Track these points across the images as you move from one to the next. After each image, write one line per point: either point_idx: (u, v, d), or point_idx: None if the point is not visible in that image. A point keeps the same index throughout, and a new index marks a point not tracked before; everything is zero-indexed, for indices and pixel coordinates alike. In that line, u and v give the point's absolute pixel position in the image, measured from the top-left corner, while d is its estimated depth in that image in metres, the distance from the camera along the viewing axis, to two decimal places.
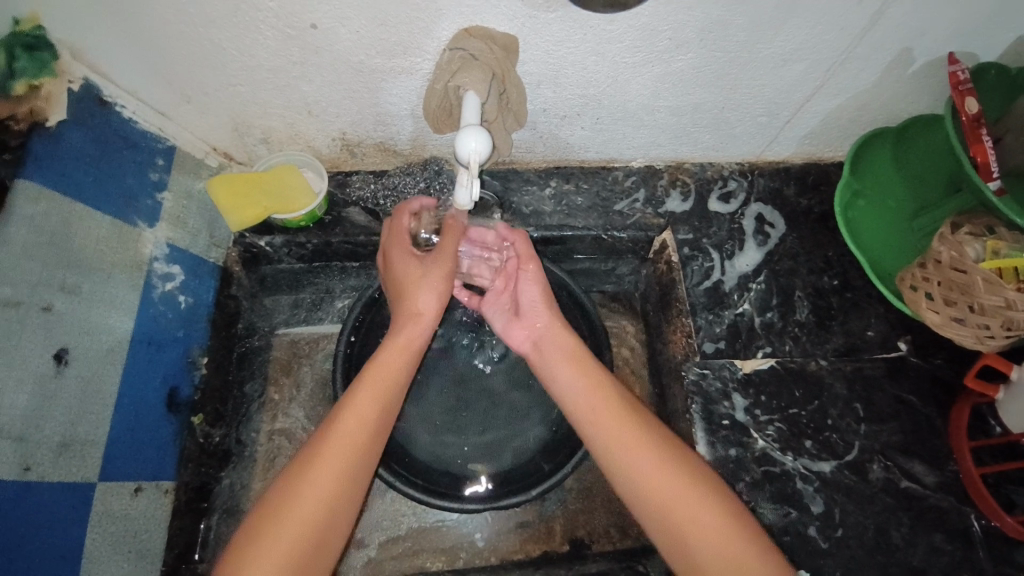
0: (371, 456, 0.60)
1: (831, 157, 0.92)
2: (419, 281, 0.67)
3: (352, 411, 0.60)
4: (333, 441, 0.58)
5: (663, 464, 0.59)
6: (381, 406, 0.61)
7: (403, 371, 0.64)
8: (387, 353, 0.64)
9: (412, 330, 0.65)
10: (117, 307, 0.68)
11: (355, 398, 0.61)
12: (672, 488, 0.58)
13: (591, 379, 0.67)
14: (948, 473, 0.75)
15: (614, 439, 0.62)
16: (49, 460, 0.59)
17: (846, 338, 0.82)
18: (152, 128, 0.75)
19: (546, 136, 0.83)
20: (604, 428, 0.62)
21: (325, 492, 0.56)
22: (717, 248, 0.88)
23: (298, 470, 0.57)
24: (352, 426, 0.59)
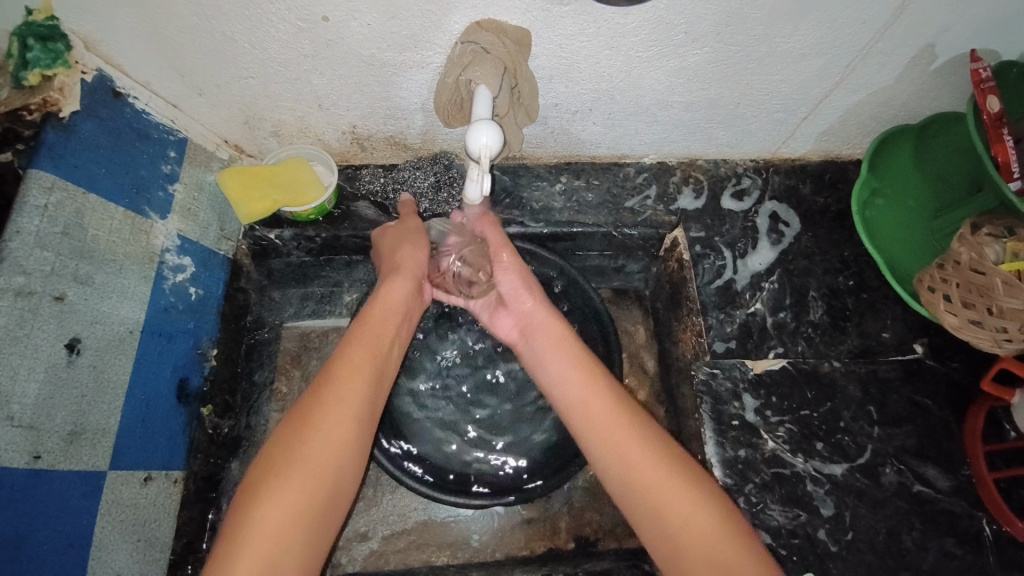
0: (364, 423, 0.59)
1: (848, 155, 0.90)
2: (399, 247, 0.74)
3: (350, 365, 0.61)
4: (334, 392, 0.58)
5: (659, 462, 0.59)
6: (375, 361, 0.63)
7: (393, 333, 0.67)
8: (376, 315, 0.67)
9: (399, 286, 0.70)
10: (129, 298, 0.68)
11: (351, 353, 0.62)
12: (664, 473, 0.58)
13: (577, 367, 0.68)
14: (961, 477, 0.74)
15: (599, 436, 0.62)
16: (60, 448, 0.59)
17: (861, 340, 0.81)
18: (165, 120, 0.75)
19: (557, 130, 0.83)
20: (594, 417, 0.63)
21: (333, 438, 0.56)
22: (729, 247, 0.86)
23: (299, 420, 0.56)
24: (349, 381, 0.60)
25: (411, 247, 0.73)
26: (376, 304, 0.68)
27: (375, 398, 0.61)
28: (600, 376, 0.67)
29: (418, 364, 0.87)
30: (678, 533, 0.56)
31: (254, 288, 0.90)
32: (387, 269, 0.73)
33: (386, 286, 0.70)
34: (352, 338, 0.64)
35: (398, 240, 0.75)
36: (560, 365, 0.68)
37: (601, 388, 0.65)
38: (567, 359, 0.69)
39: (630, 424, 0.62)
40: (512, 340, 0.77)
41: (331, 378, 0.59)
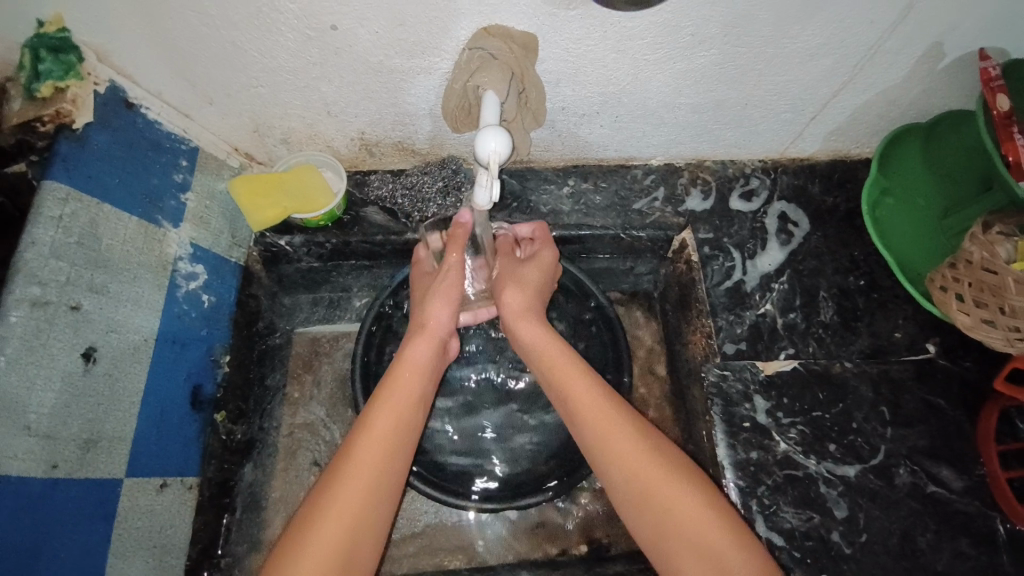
0: (387, 495, 0.59)
1: (857, 154, 0.90)
2: (431, 297, 0.71)
3: (372, 430, 0.61)
4: (353, 471, 0.58)
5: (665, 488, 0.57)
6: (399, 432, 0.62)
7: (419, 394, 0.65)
8: (404, 378, 0.65)
9: (424, 347, 0.68)
10: (143, 307, 0.69)
11: (373, 424, 0.61)
12: (694, 522, 0.56)
13: (562, 375, 0.66)
14: (975, 477, 0.73)
15: (593, 446, 0.61)
16: (76, 456, 0.60)
17: (872, 340, 0.80)
18: (177, 129, 0.76)
19: (565, 134, 0.83)
20: (583, 421, 0.62)
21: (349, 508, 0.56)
22: (738, 248, 0.86)
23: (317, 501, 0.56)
24: (371, 449, 0.59)
25: (439, 304, 0.70)
26: (400, 365, 0.66)
27: (397, 466, 0.60)
28: (592, 383, 0.64)
29: None
30: None
31: (265, 293, 0.91)
32: (416, 323, 0.71)
33: (413, 344, 0.68)
34: (374, 404, 0.63)
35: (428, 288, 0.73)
36: (546, 369, 0.67)
37: (602, 400, 0.63)
38: (550, 366, 0.67)
39: (670, 469, 0.59)
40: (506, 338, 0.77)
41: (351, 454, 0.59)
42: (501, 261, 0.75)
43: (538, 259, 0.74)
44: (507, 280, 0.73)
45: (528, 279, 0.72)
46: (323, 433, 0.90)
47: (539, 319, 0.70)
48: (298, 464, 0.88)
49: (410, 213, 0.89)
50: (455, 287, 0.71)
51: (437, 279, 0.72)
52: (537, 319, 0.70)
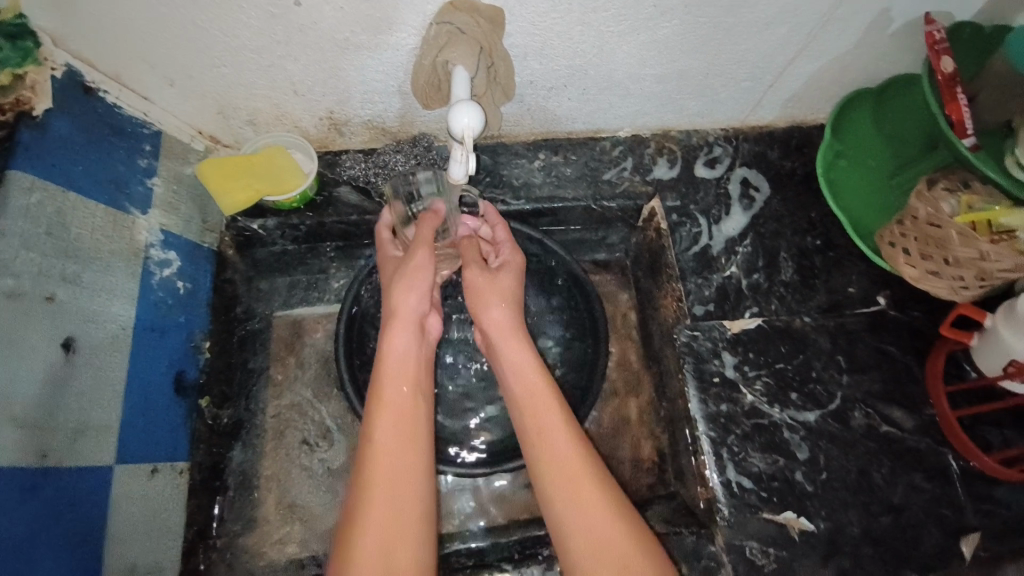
0: (415, 480, 0.61)
1: (813, 120, 0.94)
2: (404, 283, 0.72)
3: (397, 421, 0.64)
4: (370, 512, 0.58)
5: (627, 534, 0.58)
6: (403, 455, 0.62)
7: (411, 410, 0.65)
8: (390, 401, 0.65)
9: (400, 338, 0.70)
10: (119, 295, 0.68)
11: (375, 458, 0.61)
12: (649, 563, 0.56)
13: (532, 402, 0.67)
14: (925, 416, 0.79)
15: (557, 475, 0.62)
16: (64, 445, 0.60)
17: (829, 296, 0.86)
18: (137, 113, 0.74)
19: (533, 107, 0.84)
20: (547, 453, 0.63)
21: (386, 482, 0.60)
22: (704, 214, 0.90)
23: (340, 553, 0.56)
24: (394, 436, 0.62)
25: (405, 290, 0.72)
26: (382, 387, 0.66)
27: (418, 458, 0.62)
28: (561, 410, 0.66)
29: None
30: None
31: (241, 278, 0.90)
32: (385, 313, 0.72)
33: (406, 339, 0.70)
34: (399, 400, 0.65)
35: (398, 271, 0.74)
36: (522, 393, 0.69)
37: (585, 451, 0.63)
38: (525, 388, 0.69)
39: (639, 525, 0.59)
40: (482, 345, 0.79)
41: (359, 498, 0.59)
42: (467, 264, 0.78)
43: (508, 263, 0.78)
44: (480, 283, 0.75)
45: (497, 284, 0.76)
46: (311, 413, 0.90)
47: (520, 337, 0.72)
48: (285, 444, 0.88)
49: (384, 192, 0.89)
50: (425, 278, 0.73)
51: (406, 263, 0.73)
52: (521, 339, 0.72)
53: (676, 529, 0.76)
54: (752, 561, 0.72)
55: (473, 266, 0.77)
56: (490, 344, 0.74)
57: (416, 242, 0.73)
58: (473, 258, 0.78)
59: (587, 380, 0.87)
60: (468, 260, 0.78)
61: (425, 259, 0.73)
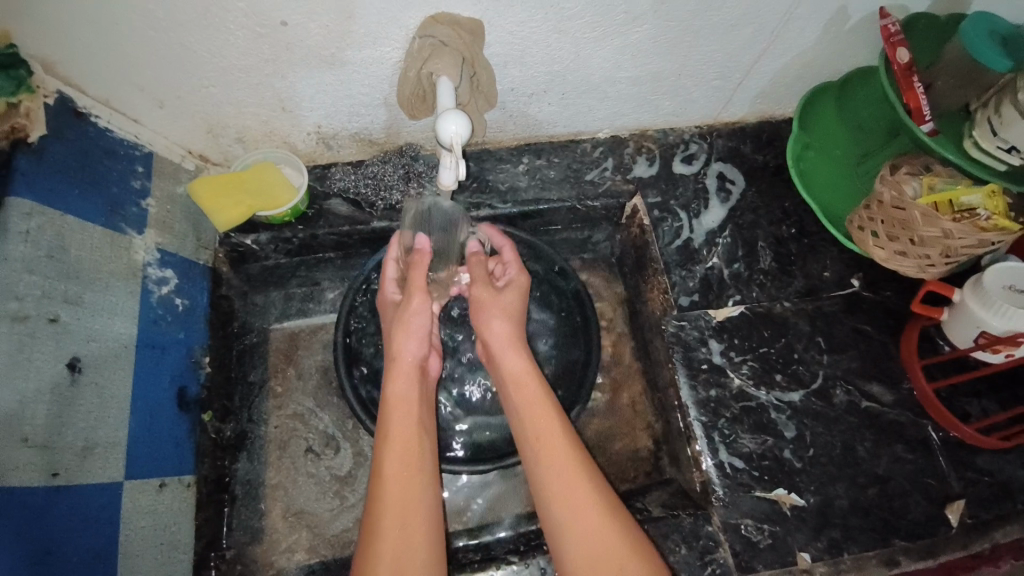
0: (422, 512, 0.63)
1: (781, 115, 0.98)
2: (400, 327, 0.74)
3: (399, 452, 0.66)
4: (386, 549, 0.59)
5: (628, 544, 0.60)
6: (411, 487, 0.64)
7: (417, 444, 0.67)
8: (396, 438, 0.67)
9: (400, 377, 0.72)
10: (119, 313, 0.70)
11: (385, 495, 0.63)
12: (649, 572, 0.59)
13: (531, 411, 0.70)
14: (904, 390, 0.83)
15: (557, 479, 0.64)
16: (75, 463, 0.61)
17: (806, 281, 0.90)
18: (128, 135, 0.75)
19: (515, 113, 0.87)
20: (548, 462, 0.66)
21: (394, 516, 0.62)
22: (684, 209, 0.94)
23: None
24: (398, 468, 0.65)
25: (403, 333, 0.74)
26: (387, 425, 0.68)
27: (421, 488, 0.64)
28: (559, 418, 0.69)
29: None
30: None
31: (236, 294, 0.92)
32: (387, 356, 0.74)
33: (402, 374, 0.72)
34: (401, 432, 0.68)
35: (395, 315, 0.76)
36: (521, 405, 0.70)
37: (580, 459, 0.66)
38: (523, 395, 0.71)
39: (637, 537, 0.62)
40: (483, 354, 0.81)
41: (372, 538, 0.60)
42: (478, 287, 0.80)
43: (515, 283, 0.80)
44: (491, 302, 0.78)
45: (509, 299, 0.78)
46: (313, 421, 0.91)
47: (520, 348, 0.75)
48: (288, 455, 0.89)
49: (375, 202, 0.91)
50: (421, 321, 0.74)
51: (403, 308, 0.75)
52: (521, 347, 0.75)
53: (674, 512, 0.78)
54: (748, 538, 0.75)
55: (484, 287, 0.79)
56: (492, 354, 0.76)
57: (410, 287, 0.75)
58: (484, 279, 0.80)
59: (582, 375, 0.90)
60: (478, 281, 0.80)
61: (422, 305, 0.75)
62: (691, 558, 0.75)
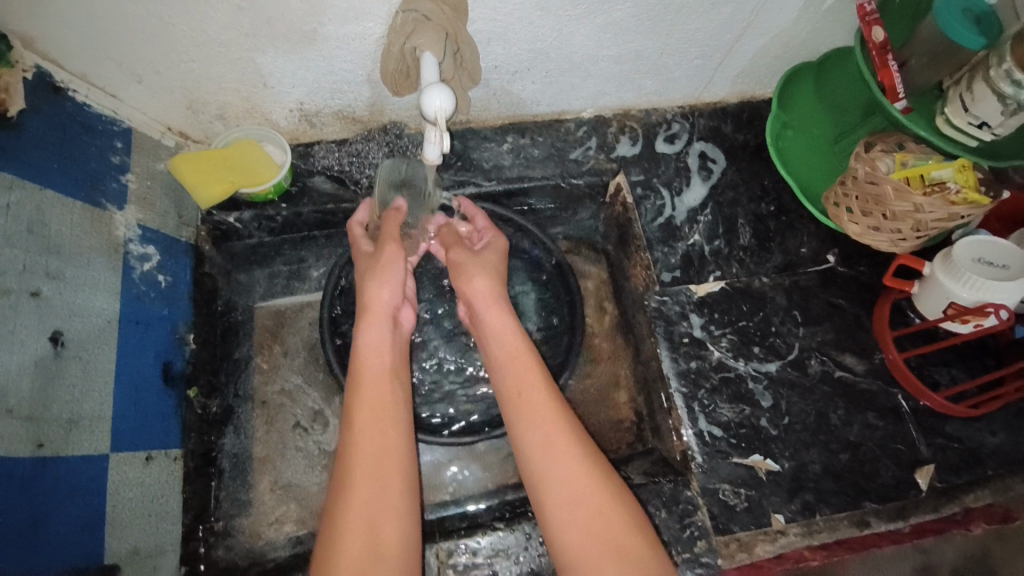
0: (396, 454, 0.63)
1: (761, 95, 1.00)
2: (374, 277, 0.75)
3: (372, 399, 0.67)
4: (358, 494, 0.59)
5: (600, 483, 0.62)
6: (384, 431, 0.64)
7: (391, 392, 0.68)
8: (371, 386, 0.67)
9: (375, 329, 0.72)
10: (101, 289, 0.69)
11: (357, 439, 0.63)
12: (619, 509, 0.61)
13: (512, 365, 0.71)
14: (876, 361, 0.86)
15: (535, 425, 0.66)
16: (61, 436, 0.61)
17: (783, 256, 0.92)
18: (106, 111, 0.74)
19: (499, 91, 0.88)
20: (527, 411, 0.67)
21: (367, 457, 0.62)
22: (666, 186, 0.95)
23: (331, 528, 0.58)
24: (371, 414, 0.65)
25: (377, 284, 0.74)
26: (360, 375, 0.69)
27: (395, 432, 0.65)
28: (538, 370, 0.71)
29: None
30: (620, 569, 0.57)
31: (220, 272, 0.91)
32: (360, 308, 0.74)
33: (374, 326, 0.72)
34: (374, 381, 0.68)
35: (370, 268, 0.76)
36: (503, 357, 0.72)
37: (556, 406, 0.68)
38: (505, 349, 0.73)
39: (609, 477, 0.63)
40: (466, 316, 0.83)
41: (343, 481, 0.61)
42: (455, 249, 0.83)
43: (494, 246, 0.83)
44: (470, 259, 0.81)
45: (490, 258, 0.81)
46: (302, 399, 0.92)
47: (503, 305, 0.77)
48: (275, 423, 0.90)
49: (359, 179, 0.91)
50: (396, 271, 0.75)
51: (378, 258, 0.76)
52: (502, 304, 0.77)
53: (655, 479, 0.81)
54: (726, 501, 0.78)
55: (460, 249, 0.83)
56: (474, 311, 0.78)
57: (385, 239, 0.77)
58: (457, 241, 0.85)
59: (566, 349, 0.91)
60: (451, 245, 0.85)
61: (393, 254, 0.76)
62: (670, 522, 0.77)
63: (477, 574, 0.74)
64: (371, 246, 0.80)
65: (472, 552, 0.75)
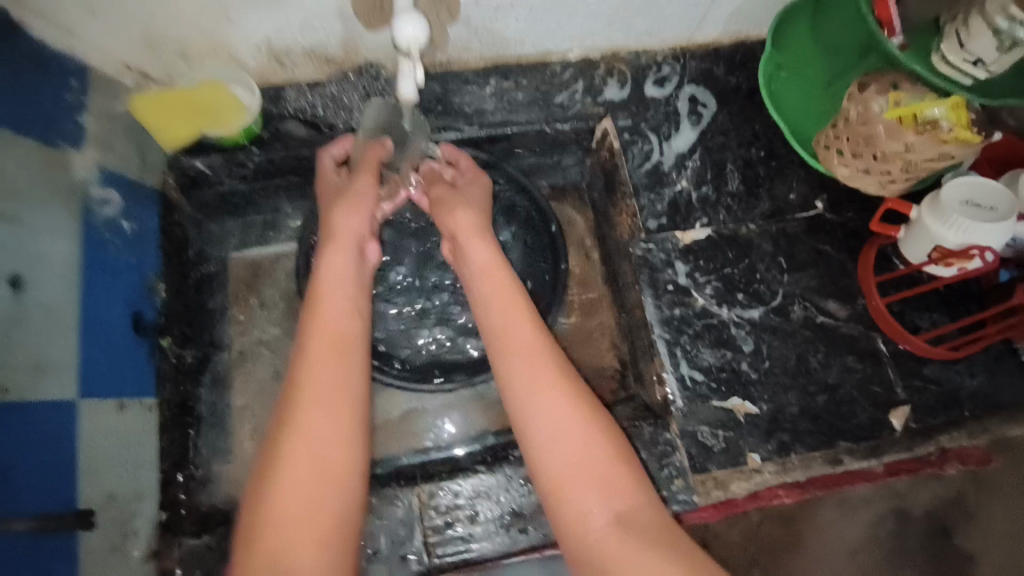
0: (350, 384, 0.62)
1: (757, 36, 0.96)
2: (341, 201, 0.75)
3: (328, 329, 0.65)
4: (308, 419, 0.58)
5: (586, 421, 0.62)
6: (340, 362, 0.63)
7: (349, 323, 0.66)
8: (329, 316, 0.66)
9: (340, 259, 0.71)
10: (62, 235, 0.67)
11: (311, 366, 0.62)
12: (608, 448, 0.61)
13: (499, 304, 0.70)
14: (858, 306, 0.86)
15: (521, 365, 0.65)
16: (27, 380, 0.60)
17: (771, 203, 0.90)
18: (60, 47, 0.70)
19: (480, 30, 0.83)
20: (511, 350, 0.66)
21: (318, 386, 0.60)
22: (654, 131, 0.93)
23: (278, 453, 0.57)
24: (327, 344, 0.63)
25: (349, 209, 0.74)
26: (320, 302, 0.67)
27: (351, 362, 0.63)
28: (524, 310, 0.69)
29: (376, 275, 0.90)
30: (605, 506, 0.58)
31: (189, 223, 0.89)
32: (326, 235, 0.73)
33: (337, 256, 0.71)
34: (330, 312, 0.66)
35: (342, 196, 0.75)
36: (488, 296, 0.71)
37: (540, 347, 0.66)
38: (490, 288, 0.71)
39: (596, 416, 0.63)
40: (449, 257, 0.80)
41: (295, 403, 0.60)
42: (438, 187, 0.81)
43: (476, 180, 0.82)
44: (450, 193, 0.79)
45: (478, 193, 0.80)
46: (282, 348, 0.91)
47: (487, 241, 0.75)
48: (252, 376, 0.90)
49: (335, 124, 0.88)
50: (366, 199, 0.75)
51: (350, 186, 0.76)
52: (487, 241, 0.75)
53: (634, 423, 0.79)
54: (704, 442, 0.79)
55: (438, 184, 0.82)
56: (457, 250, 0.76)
57: (360, 170, 0.77)
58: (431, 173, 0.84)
59: (550, 297, 0.91)
60: (425, 175, 0.85)
61: (368, 181, 0.76)
62: (650, 462, 0.77)
63: (458, 513, 0.77)
64: (343, 177, 0.80)
65: (453, 495, 0.77)
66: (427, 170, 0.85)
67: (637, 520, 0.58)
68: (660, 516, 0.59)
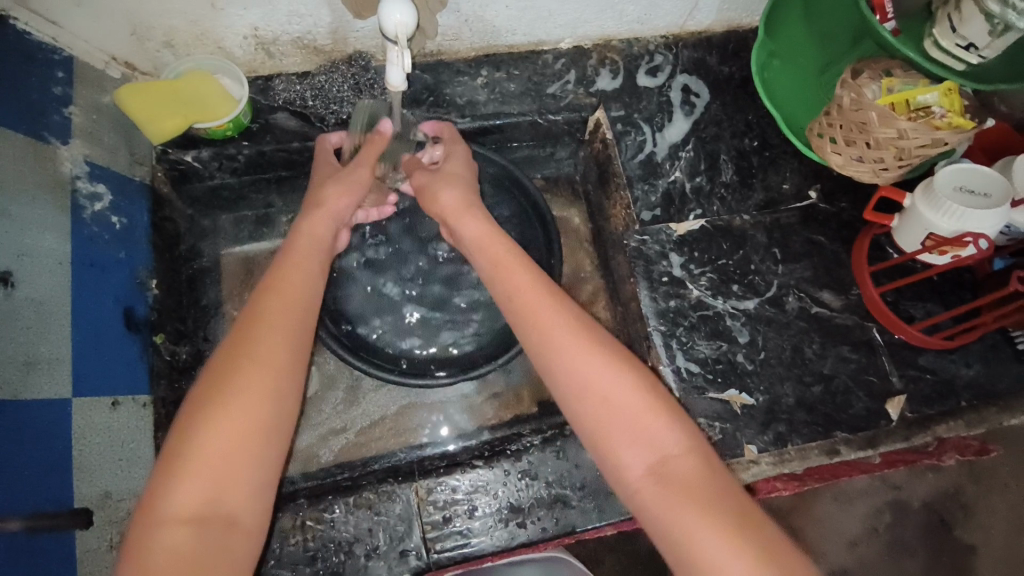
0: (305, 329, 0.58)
1: (748, 24, 0.95)
2: (330, 181, 0.70)
3: (292, 274, 0.61)
4: (259, 353, 0.54)
5: (611, 364, 0.56)
6: (299, 304, 0.59)
7: (311, 271, 0.63)
8: (292, 263, 0.62)
9: (321, 222, 0.67)
10: (51, 228, 0.65)
11: (267, 303, 0.57)
12: (638, 393, 0.55)
13: (500, 263, 0.65)
14: (852, 297, 0.86)
15: (525, 316, 0.60)
16: (18, 377, 0.59)
17: (765, 193, 0.90)
18: (46, 39, 0.69)
19: (470, 18, 0.82)
20: (515, 303, 0.61)
21: (274, 323, 0.56)
22: (648, 122, 0.92)
23: (220, 384, 0.52)
24: (290, 287, 0.60)
25: (341, 190, 0.69)
26: (287, 251, 0.63)
27: (309, 307, 0.60)
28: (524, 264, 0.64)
29: (367, 269, 0.89)
30: (639, 454, 0.53)
31: (181, 217, 0.88)
32: (311, 200, 0.69)
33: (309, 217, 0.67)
34: (293, 260, 0.63)
35: (330, 177, 0.72)
36: (486, 261, 0.67)
37: (545, 295, 0.61)
38: (486, 254, 0.68)
39: (619, 358, 0.57)
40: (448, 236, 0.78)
41: (247, 335, 0.55)
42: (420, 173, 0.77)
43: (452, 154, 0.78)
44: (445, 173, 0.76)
45: (467, 170, 0.77)
46: None
47: (476, 212, 0.71)
48: None
49: (325, 116, 0.85)
50: (361, 185, 0.71)
51: (346, 170, 0.71)
52: (477, 212, 0.72)
53: None
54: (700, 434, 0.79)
55: (417, 171, 0.78)
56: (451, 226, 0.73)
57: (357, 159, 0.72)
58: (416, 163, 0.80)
59: None
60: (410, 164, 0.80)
61: (365, 169, 0.71)
62: None
63: (456, 509, 0.76)
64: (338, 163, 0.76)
65: (451, 490, 0.77)
66: (410, 161, 0.81)
67: (674, 464, 0.53)
68: (698, 458, 0.53)
